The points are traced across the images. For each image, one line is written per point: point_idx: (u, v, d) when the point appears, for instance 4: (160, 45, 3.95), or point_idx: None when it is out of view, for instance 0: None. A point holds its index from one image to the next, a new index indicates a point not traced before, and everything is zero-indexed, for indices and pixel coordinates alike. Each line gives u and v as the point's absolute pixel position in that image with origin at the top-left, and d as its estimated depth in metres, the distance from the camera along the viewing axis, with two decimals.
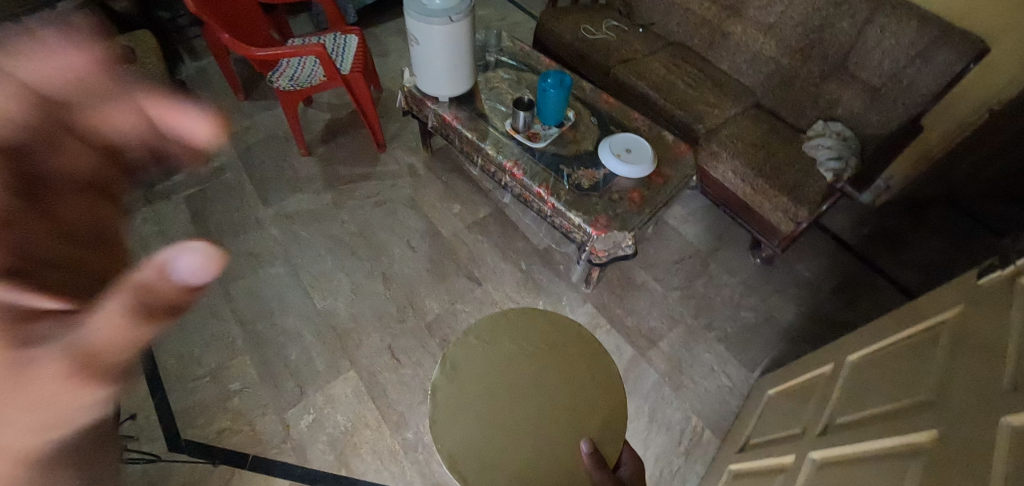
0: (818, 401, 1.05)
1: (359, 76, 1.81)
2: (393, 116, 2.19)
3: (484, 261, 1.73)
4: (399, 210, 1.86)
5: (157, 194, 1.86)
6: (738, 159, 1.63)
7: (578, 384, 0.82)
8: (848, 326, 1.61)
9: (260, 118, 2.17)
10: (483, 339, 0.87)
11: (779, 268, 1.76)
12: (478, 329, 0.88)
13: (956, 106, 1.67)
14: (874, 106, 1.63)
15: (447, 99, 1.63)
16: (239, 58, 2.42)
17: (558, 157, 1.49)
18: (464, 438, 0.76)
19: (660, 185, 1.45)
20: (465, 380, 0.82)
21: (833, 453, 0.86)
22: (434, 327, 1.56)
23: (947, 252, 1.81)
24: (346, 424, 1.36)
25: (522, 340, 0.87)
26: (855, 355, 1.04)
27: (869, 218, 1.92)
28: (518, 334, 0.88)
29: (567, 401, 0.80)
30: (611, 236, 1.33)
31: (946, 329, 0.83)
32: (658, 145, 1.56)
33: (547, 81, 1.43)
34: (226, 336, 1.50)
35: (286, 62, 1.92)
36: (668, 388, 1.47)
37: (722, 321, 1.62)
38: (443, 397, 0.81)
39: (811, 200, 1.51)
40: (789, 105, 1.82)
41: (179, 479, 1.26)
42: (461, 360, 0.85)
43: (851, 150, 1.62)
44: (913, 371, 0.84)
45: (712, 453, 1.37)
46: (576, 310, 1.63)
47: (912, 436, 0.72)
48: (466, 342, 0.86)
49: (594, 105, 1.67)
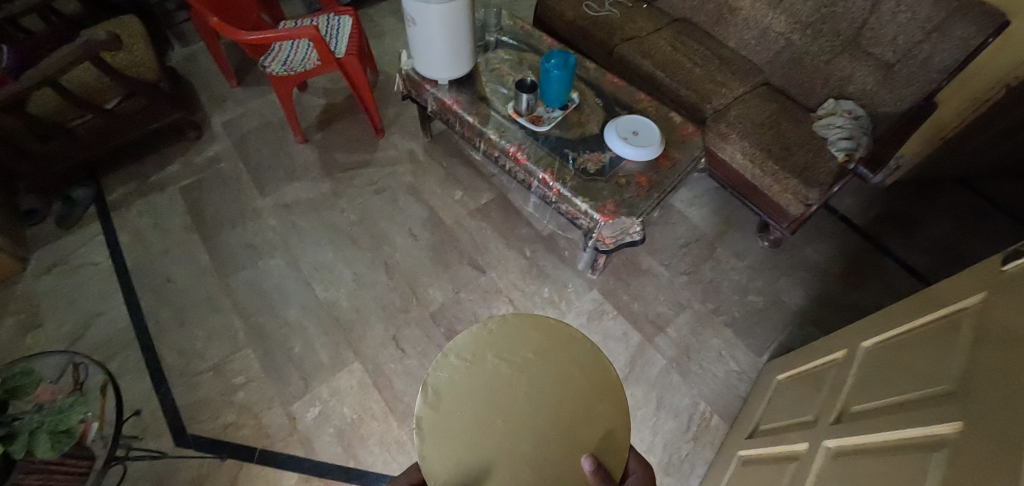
0: (831, 388, 1.04)
1: (354, 59, 1.74)
2: (391, 101, 2.13)
3: (487, 248, 1.70)
4: (399, 198, 1.82)
5: (152, 185, 1.83)
6: (747, 140, 1.58)
7: (582, 398, 0.65)
8: (858, 308, 1.58)
9: (254, 104, 2.11)
10: (467, 359, 0.68)
11: (788, 250, 1.73)
12: (458, 346, 0.70)
13: (968, 84, 1.56)
14: (887, 83, 1.57)
15: (447, 82, 1.58)
16: (231, 42, 2.35)
17: (562, 140, 1.45)
18: (452, 483, 0.58)
19: (668, 168, 1.41)
20: (447, 411, 0.64)
21: (848, 444, 0.85)
22: (438, 317, 1.54)
23: (957, 232, 1.78)
24: (352, 416, 1.35)
25: (510, 353, 0.69)
26: (869, 342, 1.02)
27: (878, 198, 1.88)
28: (511, 344, 0.70)
29: (567, 409, 0.64)
30: (619, 222, 1.30)
31: (967, 317, 0.79)
32: (665, 126, 1.51)
33: (550, 61, 1.37)
34: (228, 329, 1.49)
35: (278, 46, 1.86)
36: (676, 374, 1.46)
37: (730, 306, 1.60)
38: (422, 433, 0.63)
39: (822, 181, 1.47)
40: (799, 83, 1.76)
41: (186, 473, 1.25)
42: (442, 387, 0.66)
43: (863, 128, 1.56)
44: (933, 361, 0.80)
45: (720, 438, 1.36)
46: (582, 297, 1.60)
47: (931, 427, 0.69)
48: (446, 363, 0.68)
49: (599, 86, 1.61)
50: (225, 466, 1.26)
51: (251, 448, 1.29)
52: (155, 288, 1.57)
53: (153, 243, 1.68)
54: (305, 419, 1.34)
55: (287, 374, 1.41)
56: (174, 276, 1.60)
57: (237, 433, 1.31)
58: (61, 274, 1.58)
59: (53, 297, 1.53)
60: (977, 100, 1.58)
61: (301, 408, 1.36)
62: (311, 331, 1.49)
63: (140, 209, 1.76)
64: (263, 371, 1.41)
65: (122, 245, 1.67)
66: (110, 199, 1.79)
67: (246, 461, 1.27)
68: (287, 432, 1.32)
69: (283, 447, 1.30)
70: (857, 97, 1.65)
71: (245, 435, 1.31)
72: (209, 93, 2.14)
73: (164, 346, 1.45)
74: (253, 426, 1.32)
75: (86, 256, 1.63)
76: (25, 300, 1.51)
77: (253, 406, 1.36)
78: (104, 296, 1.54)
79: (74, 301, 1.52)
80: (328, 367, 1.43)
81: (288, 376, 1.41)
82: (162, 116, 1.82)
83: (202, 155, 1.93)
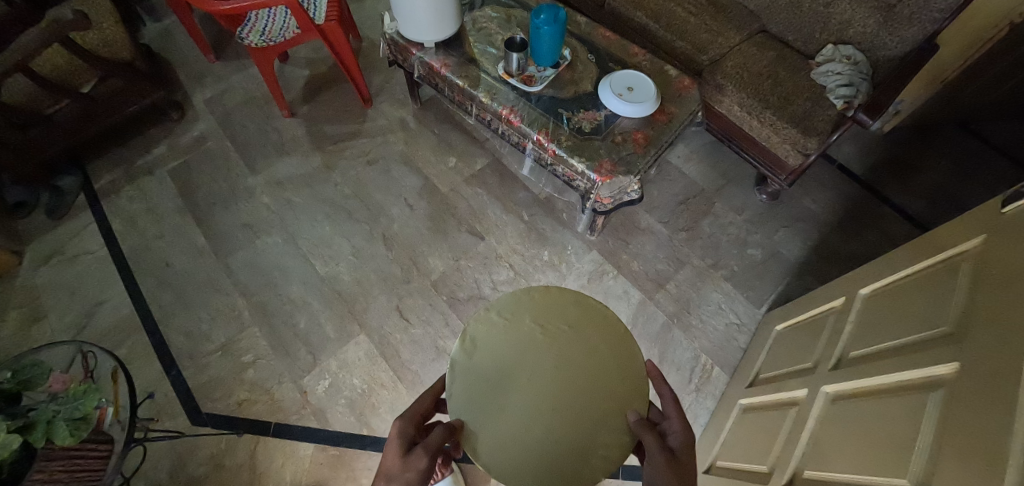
0: (830, 335, 1.05)
1: (336, 25, 1.67)
2: (377, 68, 2.06)
3: (485, 215, 1.68)
4: (392, 168, 1.79)
5: (140, 169, 1.80)
6: (745, 92, 1.54)
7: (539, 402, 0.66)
8: (856, 256, 1.60)
9: (235, 79, 2.04)
10: (505, 318, 0.73)
11: (786, 203, 1.72)
12: (500, 304, 0.74)
13: (973, 21, 1.49)
14: (888, 24, 1.51)
15: (433, 44, 1.52)
16: (204, 15, 2.24)
17: (555, 100, 1.41)
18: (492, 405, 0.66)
19: (665, 123, 1.38)
20: (516, 330, 0.72)
21: (847, 389, 0.87)
22: (439, 285, 1.54)
23: (955, 177, 1.77)
24: (362, 386, 1.38)
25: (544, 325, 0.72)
26: (869, 288, 1.03)
27: (877, 146, 1.86)
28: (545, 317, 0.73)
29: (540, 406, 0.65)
30: (616, 181, 1.28)
31: (968, 260, 0.78)
32: (661, 80, 1.47)
33: (540, 16, 1.31)
34: (231, 309, 1.49)
35: (255, 16, 1.77)
36: (677, 330, 1.48)
37: (729, 260, 1.61)
38: (502, 335, 0.71)
39: (821, 130, 1.44)
40: (797, 28, 1.68)
41: (205, 450, 1.28)
42: (496, 348, 0.71)
43: (862, 74, 1.52)
44: (931, 306, 0.80)
45: (721, 388, 1.39)
46: (582, 258, 1.60)
47: (929, 368, 0.70)
48: (487, 318, 0.73)
49: (590, 40, 1.56)
50: (243, 440, 1.30)
51: (267, 422, 1.32)
52: (154, 273, 1.56)
53: (148, 229, 1.65)
54: (317, 391, 1.37)
55: (294, 349, 1.43)
56: (172, 260, 1.59)
57: (251, 409, 1.34)
58: (59, 265, 1.57)
59: (54, 289, 1.52)
60: (979, 40, 1.53)
61: (312, 382, 1.38)
62: (315, 306, 1.50)
63: (130, 194, 1.73)
64: (271, 349, 1.43)
65: (116, 232, 1.65)
66: (98, 187, 1.75)
67: (263, 435, 1.30)
68: (301, 405, 1.35)
69: (297, 420, 1.33)
70: (857, 42, 1.59)
71: (260, 411, 1.34)
72: (188, 70, 2.06)
73: (170, 329, 1.46)
74: (267, 401, 1.35)
75: (82, 245, 1.62)
76: (26, 293, 1.51)
77: (264, 382, 1.38)
78: (105, 284, 1.54)
79: (75, 291, 1.52)
80: (334, 341, 1.45)
81: (296, 352, 1.43)
82: (140, 98, 1.76)
83: (187, 135, 1.88)
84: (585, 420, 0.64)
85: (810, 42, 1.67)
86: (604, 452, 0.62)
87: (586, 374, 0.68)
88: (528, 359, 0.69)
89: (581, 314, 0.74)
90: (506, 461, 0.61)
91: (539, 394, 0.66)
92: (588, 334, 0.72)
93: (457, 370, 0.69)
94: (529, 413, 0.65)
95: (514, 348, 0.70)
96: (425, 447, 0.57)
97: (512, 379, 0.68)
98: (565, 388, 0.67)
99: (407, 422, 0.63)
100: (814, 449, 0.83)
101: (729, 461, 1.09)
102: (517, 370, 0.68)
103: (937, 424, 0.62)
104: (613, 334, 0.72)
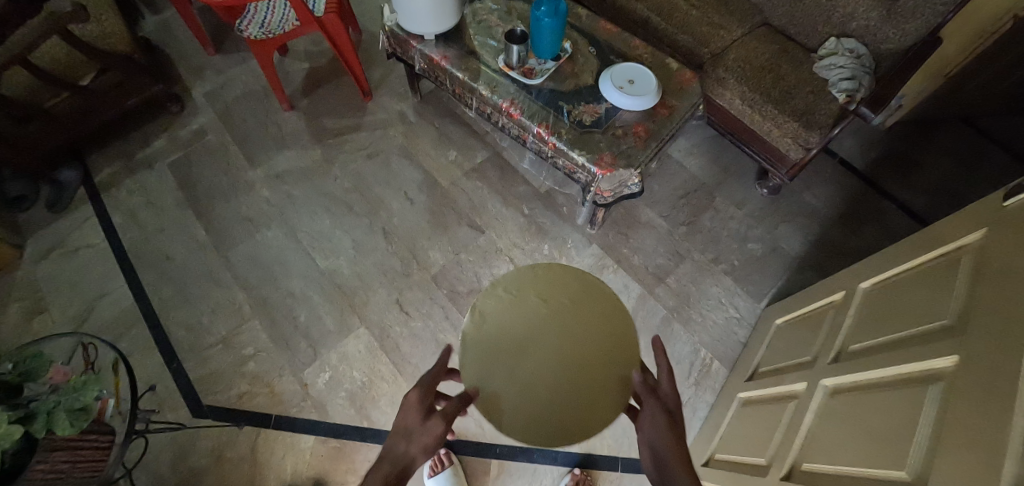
0: (829, 329, 1.05)
1: (335, 18, 1.66)
2: (377, 61, 2.05)
3: (486, 209, 1.68)
4: (392, 161, 1.79)
5: (139, 163, 1.80)
6: (746, 85, 1.54)
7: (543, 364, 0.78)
8: (856, 251, 1.59)
9: (235, 72, 2.03)
10: (513, 294, 0.85)
11: (787, 197, 1.72)
12: (507, 282, 0.86)
13: (977, 15, 1.48)
14: (891, 17, 1.50)
15: (433, 37, 1.51)
16: (203, 7, 2.23)
17: (556, 93, 1.40)
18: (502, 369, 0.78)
19: (666, 116, 1.37)
20: (521, 305, 0.84)
21: (845, 382, 0.87)
22: (440, 279, 1.55)
23: (956, 172, 1.76)
24: (362, 379, 1.38)
25: (546, 297, 0.84)
26: (868, 283, 1.03)
27: (879, 140, 1.85)
28: (546, 292, 0.85)
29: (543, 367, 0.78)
30: (617, 175, 1.28)
31: (968, 254, 0.78)
32: (662, 73, 1.46)
33: (540, 8, 1.30)
34: (232, 302, 1.50)
35: (254, 8, 1.76)
36: (677, 324, 1.48)
37: (729, 254, 1.61)
38: (509, 309, 0.83)
39: (823, 124, 1.43)
40: (800, 21, 1.67)
41: (207, 442, 1.29)
42: (504, 319, 0.83)
43: (865, 68, 1.51)
44: (931, 300, 0.80)
45: (721, 382, 1.40)
46: (582, 252, 1.60)
47: (928, 362, 0.70)
48: (496, 295, 0.85)
49: (591, 33, 1.55)
50: (245, 432, 1.30)
51: (268, 415, 1.33)
52: (154, 266, 1.56)
53: (148, 223, 1.65)
54: (317, 384, 1.37)
55: (294, 342, 1.43)
56: (172, 254, 1.59)
57: (252, 402, 1.35)
58: (59, 259, 1.57)
59: (54, 282, 1.52)
60: (982, 33, 1.53)
61: (313, 375, 1.39)
62: (315, 299, 1.51)
63: (130, 188, 1.73)
64: (271, 342, 1.43)
65: (116, 226, 1.65)
66: (98, 180, 1.75)
67: (264, 428, 1.31)
68: (301, 398, 1.35)
69: (298, 412, 1.33)
70: (860, 35, 1.58)
71: (260, 403, 1.34)
72: (187, 63, 2.06)
73: (171, 322, 1.46)
74: (268, 393, 1.36)
75: (83, 238, 1.62)
76: (27, 286, 1.51)
77: (265, 375, 1.39)
78: (106, 277, 1.54)
79: (76, 284, 1.52)
80: (335, 334, 1.45)
81: (296, 345, 1.43)
82: (139, 92, 1.76)
83: (187, 128, 1.88)
84: (580, 378, 0.77)
85: (812, 36, 1.66)
86: (597, 403, 0.75)
87: (581, 340, 0.80)
88: (533, 329, 0.81)
89: (581, 290, 0.86)
90: (515, 413, 0.74)
91: (542, 358, 0.78)
92: (588, 307, 0.84)
93: (470, 339, 0.81)
94: (534, 374, 0.77)
95: (521, 319, 0.82)
96: (442, 416, 0.65)
97: (518, 346, 0.80)
98: (564, 353, 0.79)
99: (423, 390, 0.68)
100: (813, 442, 0.83)
101: (727, 454, 1.09)
102: (524, 339, 0.80)
103: (937, 417, 0.62)
104: (604, 306, 0.84)
